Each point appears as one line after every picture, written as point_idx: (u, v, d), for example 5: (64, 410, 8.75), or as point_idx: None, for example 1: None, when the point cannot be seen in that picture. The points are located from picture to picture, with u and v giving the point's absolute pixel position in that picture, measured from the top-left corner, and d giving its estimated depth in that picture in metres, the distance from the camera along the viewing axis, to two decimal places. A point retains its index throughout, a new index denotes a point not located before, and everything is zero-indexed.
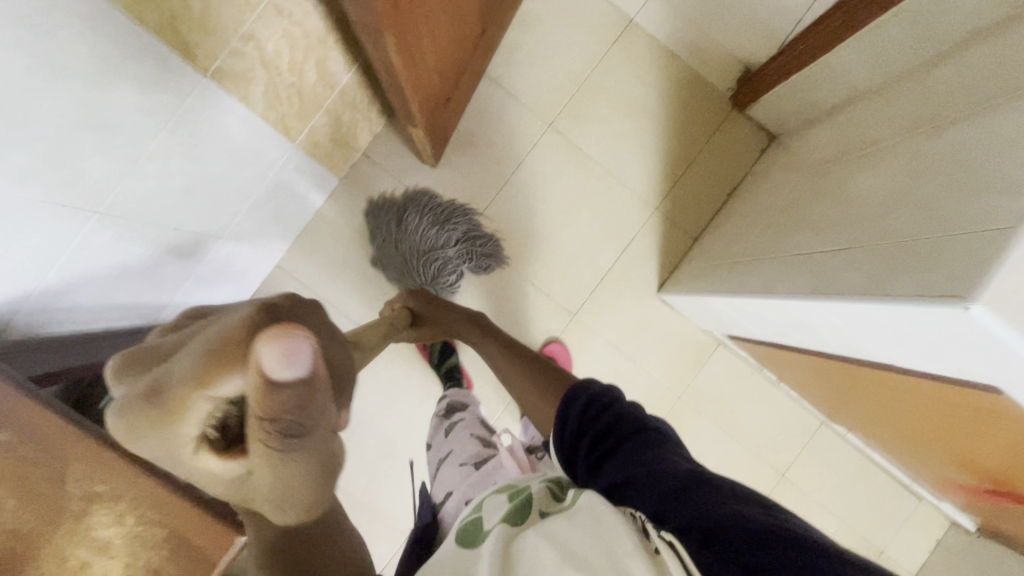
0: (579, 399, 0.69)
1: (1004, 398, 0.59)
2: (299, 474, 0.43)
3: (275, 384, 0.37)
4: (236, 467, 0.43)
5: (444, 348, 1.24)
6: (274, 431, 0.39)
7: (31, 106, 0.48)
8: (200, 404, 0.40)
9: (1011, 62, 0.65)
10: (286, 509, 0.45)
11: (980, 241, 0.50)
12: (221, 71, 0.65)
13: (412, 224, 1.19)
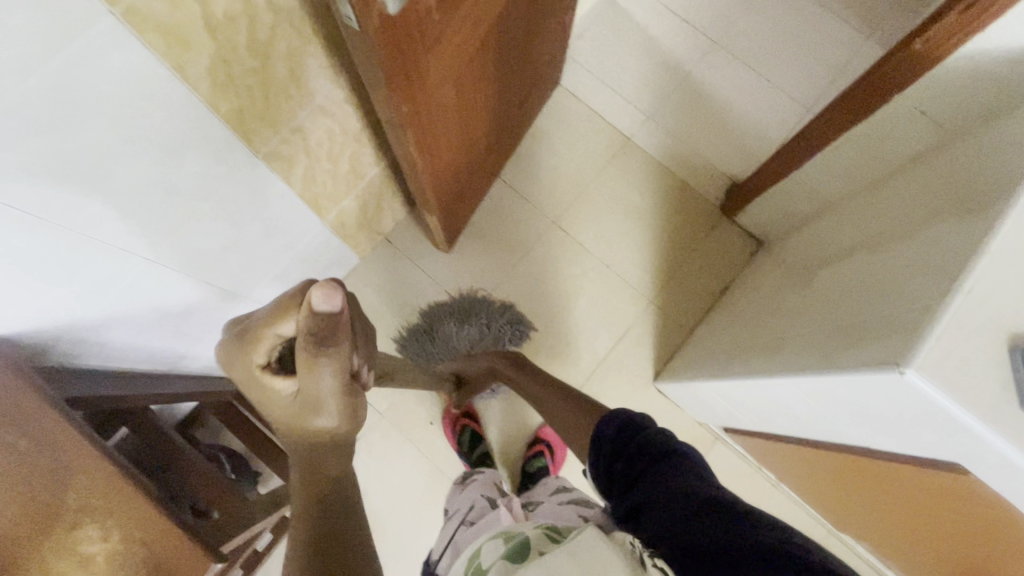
0: (614, 422, 0.68)
1: (970, 486, 0.60)
2: (330, 385, 0.46)
3: (315, 312, 0.43)
4: (290, 387, 0.47)
5: (473, 438, 1.23)
6: (313, 344, 0.43)
7: (118, 164, 0.60)
8: (268, 335, 0.46)
9: (946, 176, 0.75)
10: (325, 417, 0.47)
11: (913, 315, 0.55)
12: (270, 153, 0.79)
13: (446, 335, 1.29)
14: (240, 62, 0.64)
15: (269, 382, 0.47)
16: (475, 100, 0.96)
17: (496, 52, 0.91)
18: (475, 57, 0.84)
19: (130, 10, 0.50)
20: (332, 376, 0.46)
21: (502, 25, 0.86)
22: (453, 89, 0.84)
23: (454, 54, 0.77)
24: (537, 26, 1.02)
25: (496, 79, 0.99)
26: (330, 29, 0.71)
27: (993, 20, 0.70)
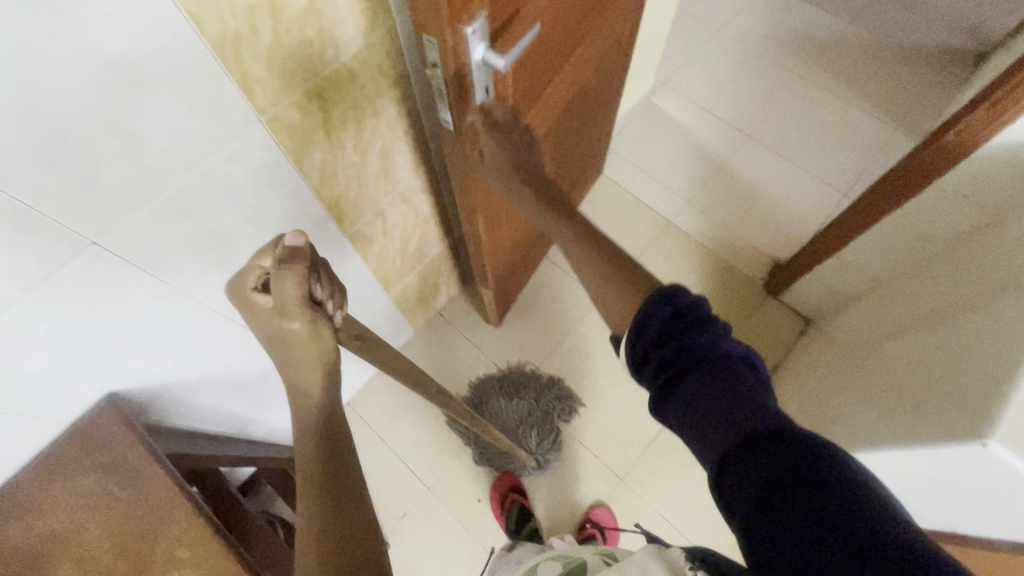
0: (660, 313, 0.51)
1: None
2: (290, 302, 0.52)
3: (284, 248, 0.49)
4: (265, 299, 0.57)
5: (522, 512, 1.20)
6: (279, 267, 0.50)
7: (238, 243, 0.70)
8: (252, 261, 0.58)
9: (1001, 253, 0.77)
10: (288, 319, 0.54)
11: (988, 385, 0.56)
12: (354, 233, 0.89)
13: (495, 408, 1.30)
14: (344, 157, 0.75)
15: (257, 297, 0.57)
16: (534, 187, 1.06)
17: (555, 144, 1.02)
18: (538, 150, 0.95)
19: (273, 118, 0.61)
20: (294, 289, 0.51)
21: (562, 123, 0.98)
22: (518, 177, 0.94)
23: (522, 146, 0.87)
24: (589, 124, 1.14)
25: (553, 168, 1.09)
26: (417, 129, 0.83)
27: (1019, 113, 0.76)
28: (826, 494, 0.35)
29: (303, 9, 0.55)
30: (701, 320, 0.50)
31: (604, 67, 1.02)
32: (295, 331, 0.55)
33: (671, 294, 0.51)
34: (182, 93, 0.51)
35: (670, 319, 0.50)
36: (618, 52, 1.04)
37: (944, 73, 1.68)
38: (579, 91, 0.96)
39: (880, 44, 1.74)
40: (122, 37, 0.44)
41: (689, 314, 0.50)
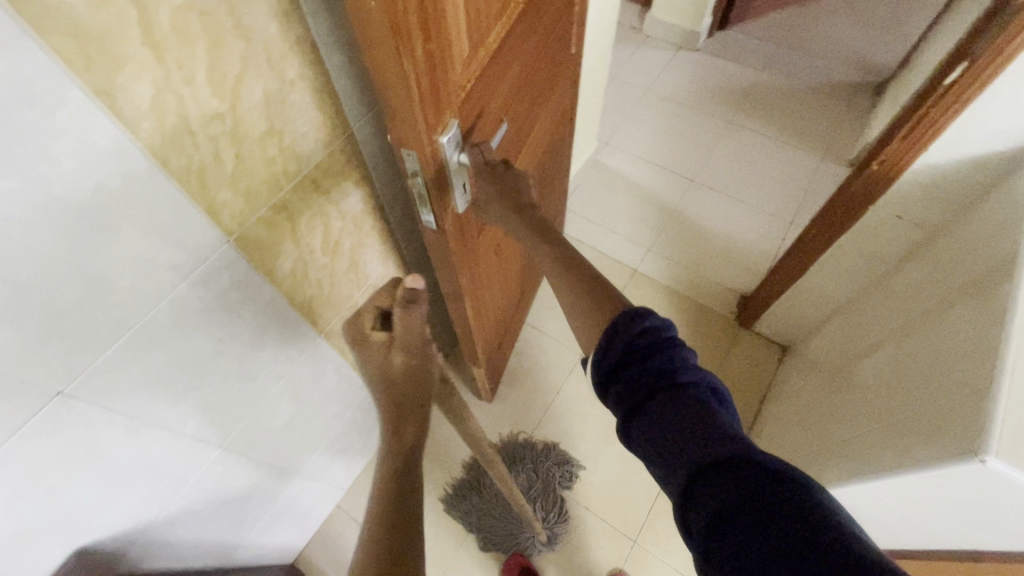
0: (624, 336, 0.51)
1: None
2: (410, 321, 0.63)
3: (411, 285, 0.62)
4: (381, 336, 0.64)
5: None
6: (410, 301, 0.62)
7: (212, 363, 0.68)
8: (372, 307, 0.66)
9: (945, 267, 0.82)
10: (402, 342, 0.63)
11: (967, 399, 0.58)
12: (330, 331, 0.87)
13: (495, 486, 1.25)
14: (315, 261, 0.75)
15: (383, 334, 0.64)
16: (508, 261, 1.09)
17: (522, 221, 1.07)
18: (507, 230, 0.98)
19: (241, 236, 0.61)
20: (415, 316, 0.63)
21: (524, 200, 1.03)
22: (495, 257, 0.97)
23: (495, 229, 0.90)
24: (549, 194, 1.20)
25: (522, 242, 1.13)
26: (384, 222, 0.85)
27: (930, 145, 0.83)
28: (788, 513, 0.36)
29: (263, 132, 0.57)
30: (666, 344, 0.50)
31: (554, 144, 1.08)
32: (400, 362, 0.63)
33: (633, 319, 0.52)
34: (147, 229, 0.51)
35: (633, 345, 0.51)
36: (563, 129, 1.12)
37: (851, 105, 1.86)
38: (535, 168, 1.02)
39: (791, 87, 1.92)
40: (87, 186, 0.44)
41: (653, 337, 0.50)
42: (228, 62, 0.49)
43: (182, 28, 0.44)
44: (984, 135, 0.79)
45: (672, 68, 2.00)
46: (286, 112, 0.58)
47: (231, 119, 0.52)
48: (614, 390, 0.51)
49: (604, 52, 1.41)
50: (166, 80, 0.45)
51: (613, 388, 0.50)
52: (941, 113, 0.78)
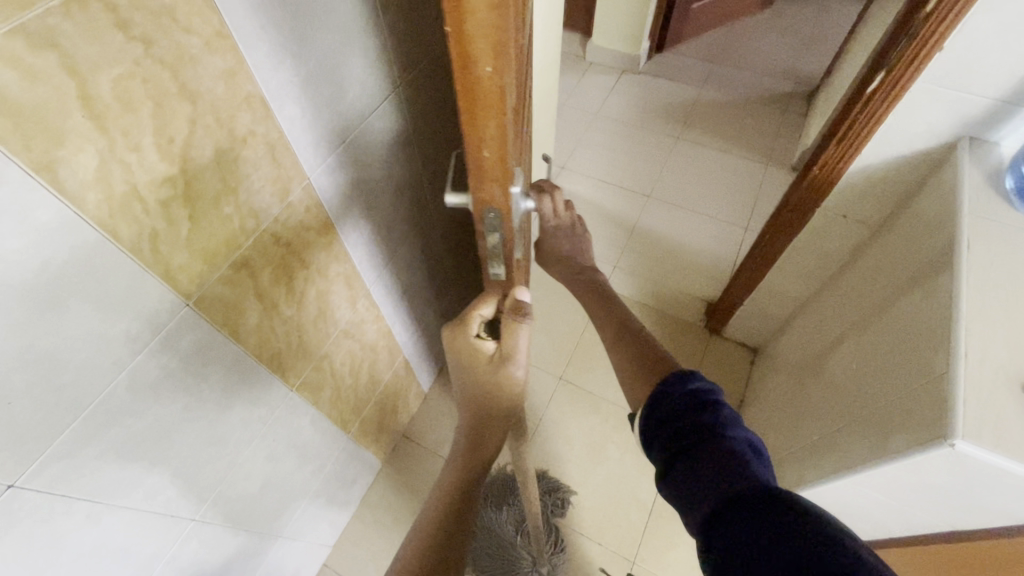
0: (670, 395, 0.57)
1: None
2: (521, 345, 0.64)
3: (517, 298, 0.63)
4: (487, 346, 0.66)
5: None
6: (517, 313, 0.63)
7: (178, 432, 0.64)
8: (475, 317, 0.67)
9: (892, 260, 0.86)
10: (512, 363, 0.65)
11: (930, 386, 0.60)
12: (302, 383, 0.85)
13: (490, 522, 1.20)
14: (281, 314, 0.73)
15: (482, 343, 0.66)
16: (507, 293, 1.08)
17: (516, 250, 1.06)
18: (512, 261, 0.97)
19: (201, 297, 0.59)
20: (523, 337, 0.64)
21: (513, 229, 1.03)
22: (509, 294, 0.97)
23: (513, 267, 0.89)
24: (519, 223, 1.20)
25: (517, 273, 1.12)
26: (350, 266, 0.84)
27: (862, 150, 0.87)
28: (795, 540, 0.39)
29: (218, 191, 0.56)
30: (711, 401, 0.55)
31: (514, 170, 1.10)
32: (512, 377, 0.66)
33: (684, 379, 0.57)
34: (99, 302, 0.48)
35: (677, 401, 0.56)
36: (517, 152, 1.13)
37: (786, 113, 1.97)
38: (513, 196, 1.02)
39: (729, 100, 2.03)
40: (31, 264, 0.42)
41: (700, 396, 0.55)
42: (176, 125, 0.48)
43: (124, 96, 0.43)
44: (907, 136, 0.82)
45: (617, 91, 2.09)
46: (240, 168, 0.57)
47: (183, 181, 0.51)
48: (659, 442, 0.55)
49: (551, 82, 1.46)
50: (111, 149, 0.44)
51: (659, 440, 0.55)
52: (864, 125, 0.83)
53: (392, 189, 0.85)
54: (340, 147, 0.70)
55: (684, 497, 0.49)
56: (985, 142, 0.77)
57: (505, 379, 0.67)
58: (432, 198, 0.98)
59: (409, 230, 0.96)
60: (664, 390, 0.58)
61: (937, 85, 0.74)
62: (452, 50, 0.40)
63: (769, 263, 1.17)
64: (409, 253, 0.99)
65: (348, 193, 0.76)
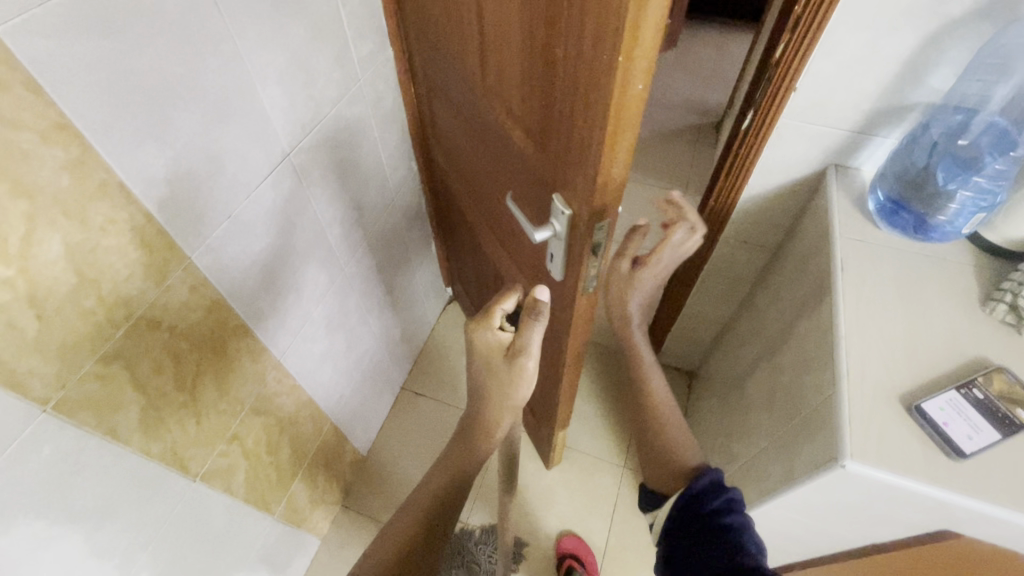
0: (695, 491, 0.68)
1: (983, 551, 0.59)
2: (533, 339, 0.63)
3: (535, 297, 0.61)
4: (503, 335, 0.67)
5: None
6: (532, 313, 0.61)
7: (47, 553, 0.58)
8: (498, 311, 0.68)
9: (788, 282, 0.91)
10: (524, 354, 0.64)
11: (822, 407, 0.63)
12: (208, 472, 0.79)
13: None
14: (172, 403, 0.68)
15: (501, 334, 0.67)
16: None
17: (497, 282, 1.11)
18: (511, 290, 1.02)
19: (62, 401, 0.54)
20: (535, 334, 0.62)
21: (494, 264, 1.08)
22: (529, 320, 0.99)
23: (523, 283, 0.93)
24: (471, 260, 1.26)
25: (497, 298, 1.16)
26: (252, 340, 0.81)
27: (747, 184, 0.92)
28: None
29: (74, 285, 0.52)
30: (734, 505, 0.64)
31: (460, 212, 1.15)
32: (525, 371, 0.64)
33: (713, 481, 0.67)
34: None
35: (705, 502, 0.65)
36: (447, 195, 1.19)
37: (698, 143, 2.10)
38: (479, 232, 1.07)
39: (645, 135, 2.14)
40: None
41: (726, 500, 0.65)
42: (8, 225, 0.46)
43: None
44: (782, 168, 0.88)
45: None
46: (100, 258, 0.54)
47: (25, 282, 0.48)
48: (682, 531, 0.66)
49: None
50: None
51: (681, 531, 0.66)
52: (741, 167, 0.90)
53: (289, 258, 0.84)
54: (226, 222, 0.70)
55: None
56: (848, 169, 0.83)
57: (515, 374, 0.65)
58: (337, 260, 0.99)
59: (317, 295, 0.95)
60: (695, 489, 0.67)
61: (798, 121, 0.81)
62: (614, 79, 0.46)
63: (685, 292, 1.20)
64: (318, 317, 0.98)
65: (239, 267, 0.74)
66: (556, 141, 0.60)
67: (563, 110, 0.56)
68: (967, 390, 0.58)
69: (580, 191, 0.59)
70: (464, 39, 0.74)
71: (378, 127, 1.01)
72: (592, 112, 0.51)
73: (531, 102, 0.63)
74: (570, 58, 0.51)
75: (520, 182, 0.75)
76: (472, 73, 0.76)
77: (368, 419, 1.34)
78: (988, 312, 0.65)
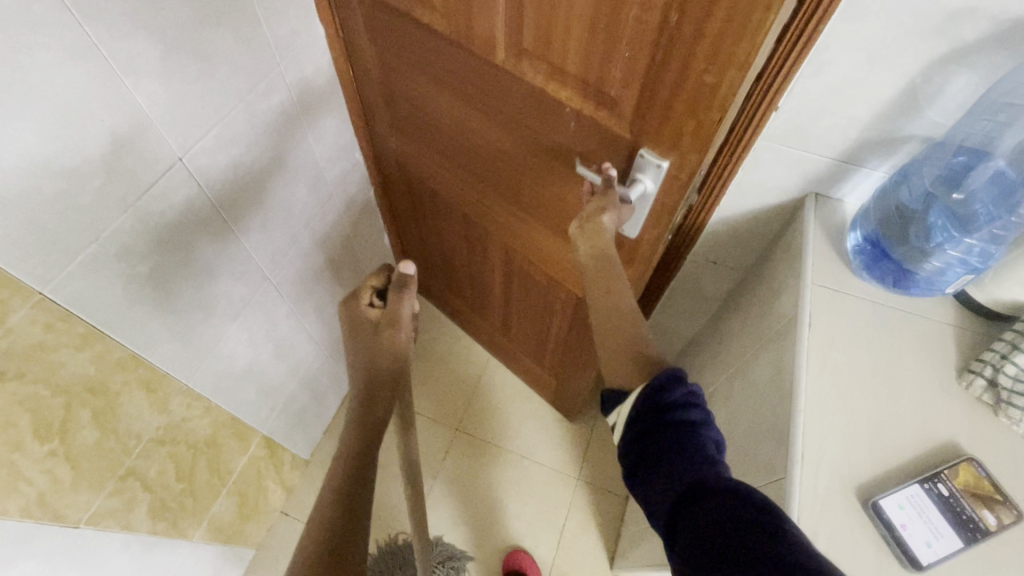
0: (654, 391, 0.56)
1: None
2: (404, 311, 0.74)
3: (400, 269, 0.73)
4: (373, 311, 0.76)
5: None
6: (400, 283, 0.73)
7: None
8: (367, 287, 0.78)
9: (753, 318, 0.83)
10: (399, 326, 0.73)
11: (773, 490, 0.56)
12: (96, 514, 0.71)
13: None
14: (30, 456, 0.59)
15: (370, 310, 0.77)
16: (530, 295, 1.08)
17: (501, 261, 1.06)
18: (531, 265, 0.99)
19: None
20: (405, 306, 0.74)
21: (495, 244, 1.03)
22: (562, 290, 0.97)
23: (558, 254, 0.90)
24: (452, 246, 1.19)
25: (501, 276, 1.12)
26: (144, 370, 0.71)
27: (715, 210, 0.81)
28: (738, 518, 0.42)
29: None
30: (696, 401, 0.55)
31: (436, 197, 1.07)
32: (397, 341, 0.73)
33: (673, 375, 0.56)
34: None
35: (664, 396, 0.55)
36: (414, 182, 1.09)
37: None
38: (472, 215, 1.01)
39: None
40: None
41: (688, 395, 0.55)
42: None
43: None
44: (757, 192, 0.78)
45: None
46: None
47: None
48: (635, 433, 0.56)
49: None
50: None
51: (633, 434, 0.57)
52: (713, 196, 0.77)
53: (189, 275, 0.73)
54: (93, 245, 0.59)
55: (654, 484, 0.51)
56: (830, 200, 0.74)
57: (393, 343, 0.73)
58: (259, 268, 0.88)
59: (233, 309, 0.85)
60: (654, 385, 0.56)
61: (779, 143, 0.70)
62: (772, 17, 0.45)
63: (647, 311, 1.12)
64: (235, 333, 0.87)
65: (121, 293, 0.64)
66: (651, 96, 0.57)
67: (670, 64, 0.53)
68: (931, 485, 0.52)
69: (687, 141, 0.59)
70: (469, 1, 0.64)
71: (306, 118, 0.88)
72: (727, 58, 0.50)
73: (604, 62, 0.58)
74: (694, 8, 0.48)
75: (563, 151, 0.71)
76: (486, 44, 0.67)
77: (310, 423, 1.26)
78: (964, 387, 0.58)
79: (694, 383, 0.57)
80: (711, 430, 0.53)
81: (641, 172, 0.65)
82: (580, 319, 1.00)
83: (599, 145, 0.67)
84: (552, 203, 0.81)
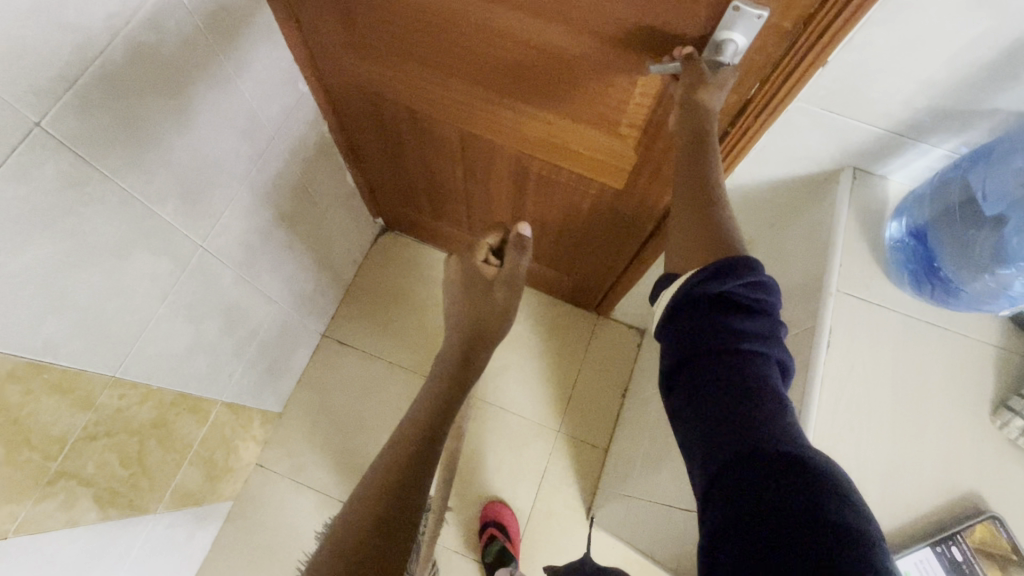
0: (712, 282, 0.44)
1: None
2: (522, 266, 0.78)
3: (522, 229, 0.77)
4: (492, 266, 0.79)
5: None
6: (520, 242, 0.77)
7: None
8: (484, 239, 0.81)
9: None
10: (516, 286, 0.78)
11: None
12: (28, 520, 0.65)
13: None
14: None
15: (487, 265, 0.79)
16: (546, 198, 0.94)
17: (509, 170, 0.91)
18: (550, 168, 0.84)
19: None
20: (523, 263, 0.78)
21: (501, 155, 0.88)
22: (594, 184, 0.83)
23: (597, 144, 0.75)
24: (437, 170, 1.03)
25: (510, 190, 0.98)
26: (48, 375, 0.61)
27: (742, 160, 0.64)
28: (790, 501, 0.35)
29: None
30: (763, 302, 0.43)
31: (414, 115, 0.89)
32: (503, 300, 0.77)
33: (739, 267, 0.43)
34: None
35: (722, 290, 0.43)
36: (383, 109, 0.92)
37: None
38: (468, 127, 0.84)
39: None
40: None
41: (755, 291, 0.43)
42: None
43: None
44: (784, 159, 0.63)
45: None
46: None
47: None
48: (676, 334, 0.45)
49: None
50: None
51: (672, 337, 0.46)
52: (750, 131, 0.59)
53: (88, 262, 0.61)
54: None
55: (691, 416, 0.42)
56: (870, 176, 0.60)
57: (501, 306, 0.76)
58: (183, 237, 0.73)
59: (158, 287, 0.72)
60: (712, 275, 0.44)
61: (819, 107, 0.55)
62: None
63: (647, 265, 0.99)
64: (168, 312, 0.76)
65: None
66: None
67: None
68: (943, 548, 0.47)
69: None
70: None
71: (223, 38, 0.68)
72: None
73: None
74: None
75: (614, 19, 0.55)
76: None
77: (279, 378, 1.20)
78: (997, 426, 0.50)
79: (764, 273, 0.44)
80: (774, 346, 0.43)
81: (728, 30, 0.49)
82: (613, 212, 0.89)
83: (669, 9, 0.51)
84: (592, 91, 0.67)
